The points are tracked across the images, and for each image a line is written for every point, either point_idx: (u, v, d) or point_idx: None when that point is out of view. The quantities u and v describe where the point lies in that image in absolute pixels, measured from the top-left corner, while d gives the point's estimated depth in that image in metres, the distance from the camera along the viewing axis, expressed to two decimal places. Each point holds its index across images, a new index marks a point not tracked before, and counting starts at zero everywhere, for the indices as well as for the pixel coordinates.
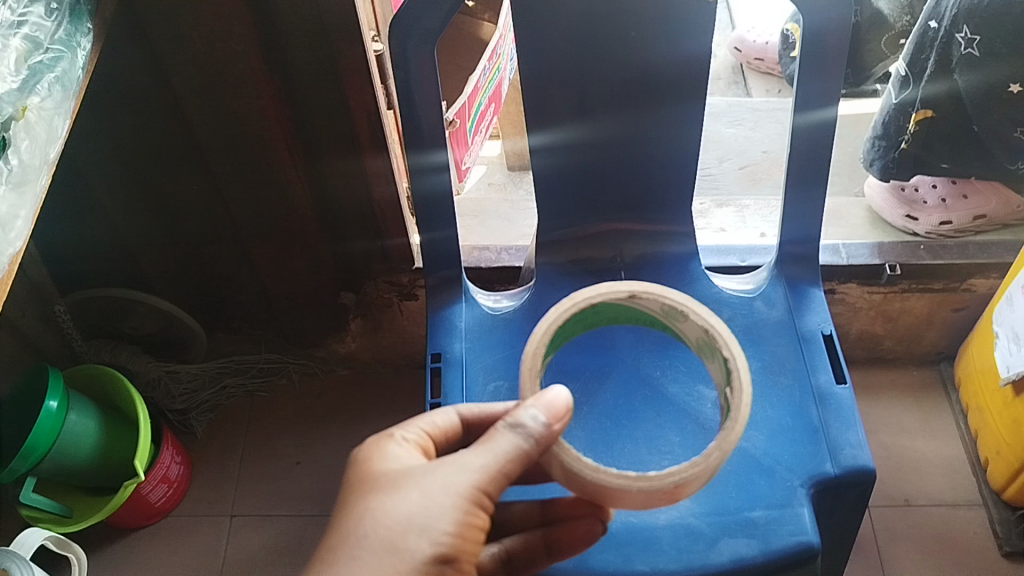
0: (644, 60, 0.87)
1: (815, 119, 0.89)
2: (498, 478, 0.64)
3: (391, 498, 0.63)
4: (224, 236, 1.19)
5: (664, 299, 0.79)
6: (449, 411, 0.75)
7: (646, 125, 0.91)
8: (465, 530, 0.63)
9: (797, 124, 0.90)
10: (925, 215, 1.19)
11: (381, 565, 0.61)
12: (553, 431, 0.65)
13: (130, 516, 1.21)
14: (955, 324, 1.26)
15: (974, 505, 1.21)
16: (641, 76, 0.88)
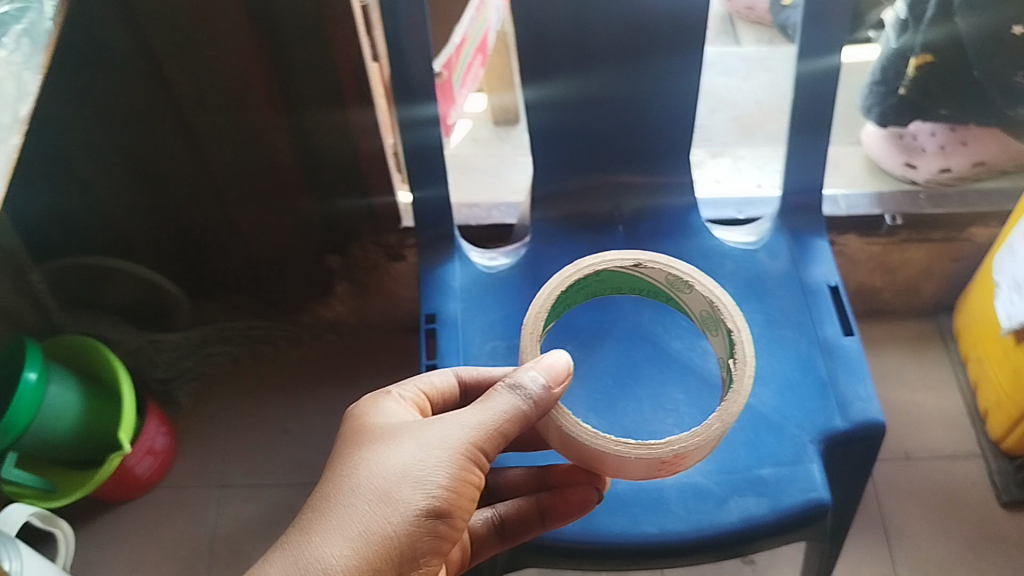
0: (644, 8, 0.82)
1: (819, 66, 0.86)
2: (497, 435, 0.65)
3: (390, 450, 0.65)
4: (207, 199, 1.14)
5: (668, 266, 0.78)
6: (448, 374, 0.77)
7: (644, 75, 0.87)
8: (460, 485, 0.64)
9: (799, 75, 0.86)
10: (924, 162, 1.16)
11: (374, 514, 0.61)
12: (552, 394, 0.67)
13: (116, 491, 1.19)
14: (954, 274, 1.25)
15: (973, 456, 1.20)
16: (642, 23, 0.83)
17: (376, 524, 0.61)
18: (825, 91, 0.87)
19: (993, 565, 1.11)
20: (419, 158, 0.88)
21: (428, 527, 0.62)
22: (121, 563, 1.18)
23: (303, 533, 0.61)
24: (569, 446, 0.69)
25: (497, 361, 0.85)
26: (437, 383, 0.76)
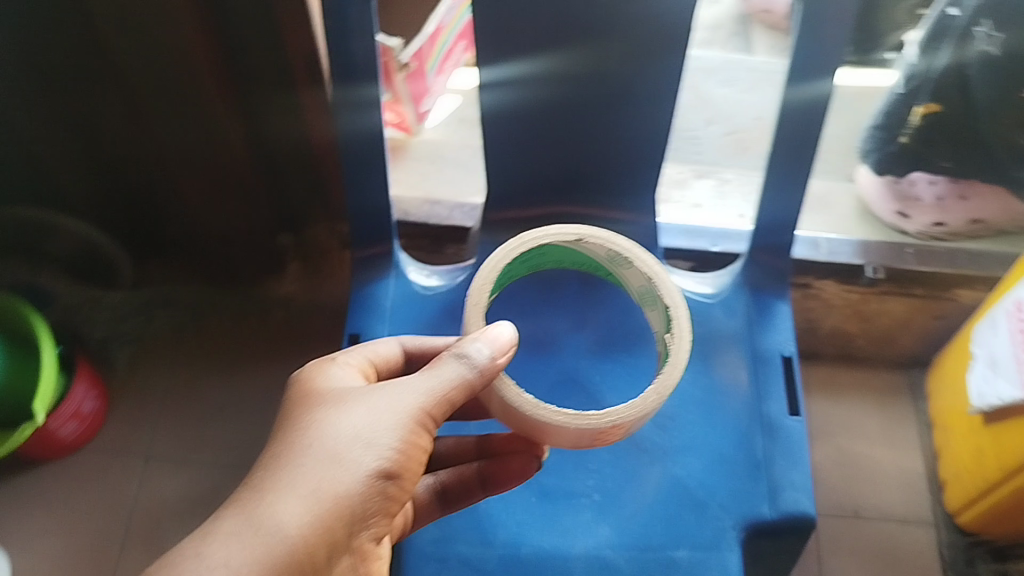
0: (614, 33, 0.75)
1: (805, 95, 0.76)
2: (446, 401, 0.59)
3: (338, 412, 0.59)
4: (151, 166, 1.09)
5: (609, 244, 0.69)
6: (391, 343, 0.71)
7: (611, 102, 0.80)
8: (410, 450, 0.59)
9: (786, 101, 0.76)
10: (918, 214, 1.09)
11: (322, 479, 0.56)
12: (496, 366, 0.60)
13: (36, 451, 1.13)
14: (935, 331, 1.18)
15: (925, 523, 1.15)
16: (613, 55, 0.77)
17: (325, 487, 0.56)
18: (812, 123, 0.77)
19: None
20: (360, 166, 0.81)
21: (378, 490, 0.58)
22: (34, 525, 1.14)
23: (252, 495, 0.56)
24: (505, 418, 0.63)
25: None
26: (382, 349, 0.70)
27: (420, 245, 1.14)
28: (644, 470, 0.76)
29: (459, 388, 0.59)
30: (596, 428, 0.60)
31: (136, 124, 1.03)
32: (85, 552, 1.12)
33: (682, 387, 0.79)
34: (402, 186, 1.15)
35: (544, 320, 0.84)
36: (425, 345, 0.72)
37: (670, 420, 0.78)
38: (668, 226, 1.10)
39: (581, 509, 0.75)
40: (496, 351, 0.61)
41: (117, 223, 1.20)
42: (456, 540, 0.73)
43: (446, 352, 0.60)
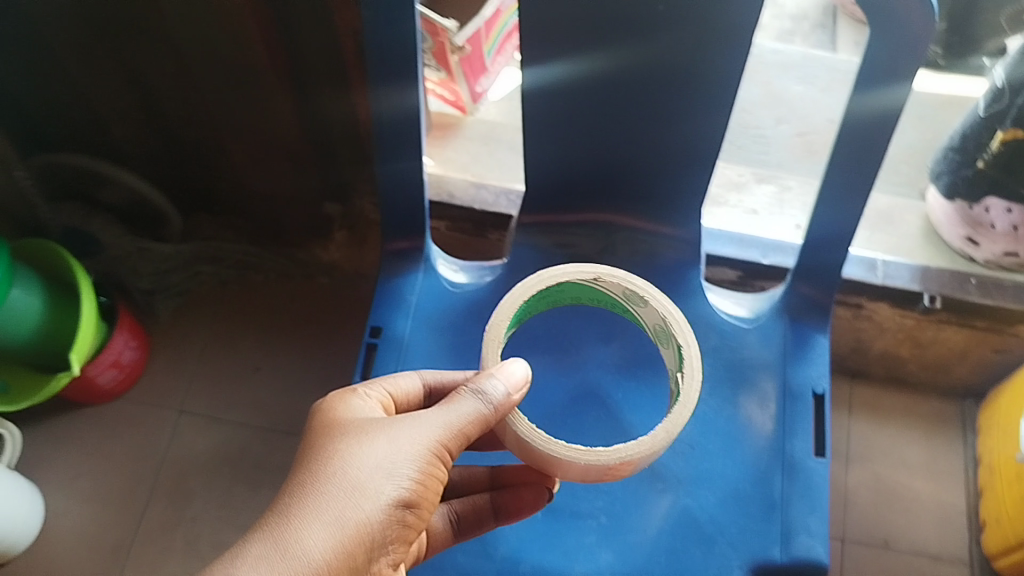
0: (664, 48, 0.71)
1: (873, 105, 0.69)
2: (464, 435, 0.58)
3: (358, 445, 0.57)
4: (204, 120, 1.08)
5: (624, 282, 0.67)
6: (412, 376, 0.67)
7: (656, 110, 0.76)
8: (428, 482, 0.57)
9: (851, 107, 0.69)
10: (988, 241, 1.03)
11: (341, 511, 0.54)
12: (512, 402, 0.59)
13: (78, 396, 1.16)
14: (993, 365, 1.12)
15: (959, 562, 1.10)
16: (665, 67, 0.73)
17: (347, 515, 0.54)
18: (875, 140, 0.71)
19: None
20: (394, 160, 0.79)
21: (398, 519, 0.56)
22: (69, 466, 1.16)
23: (276, 523, 0.54)
24: (521, 455, 0.61)
25: None
26: (403, 382, 0.66)
27: (463, 227, 1.11)
28: (655, 497, 0.73)
29: (475, 424, 0.58)
30: (605, 465, 0.59)
31: (186, 77, 1.01)
32: (114, 497, 1.15)
33: (705, 414, 0.77)
34: (449, 167, 1.12)
35: (570, 328, 0.82)
36: (445, 377, 0.67)
37: (690, 447, 0.75)
38: (717, 233, 1.07)
39: (586, 533, 0.73)
40: (511, 387, 0.59)
41: (168, 175, 1.19)
42: (456, 550, 0.72)
43: (463, 387, 0.59)
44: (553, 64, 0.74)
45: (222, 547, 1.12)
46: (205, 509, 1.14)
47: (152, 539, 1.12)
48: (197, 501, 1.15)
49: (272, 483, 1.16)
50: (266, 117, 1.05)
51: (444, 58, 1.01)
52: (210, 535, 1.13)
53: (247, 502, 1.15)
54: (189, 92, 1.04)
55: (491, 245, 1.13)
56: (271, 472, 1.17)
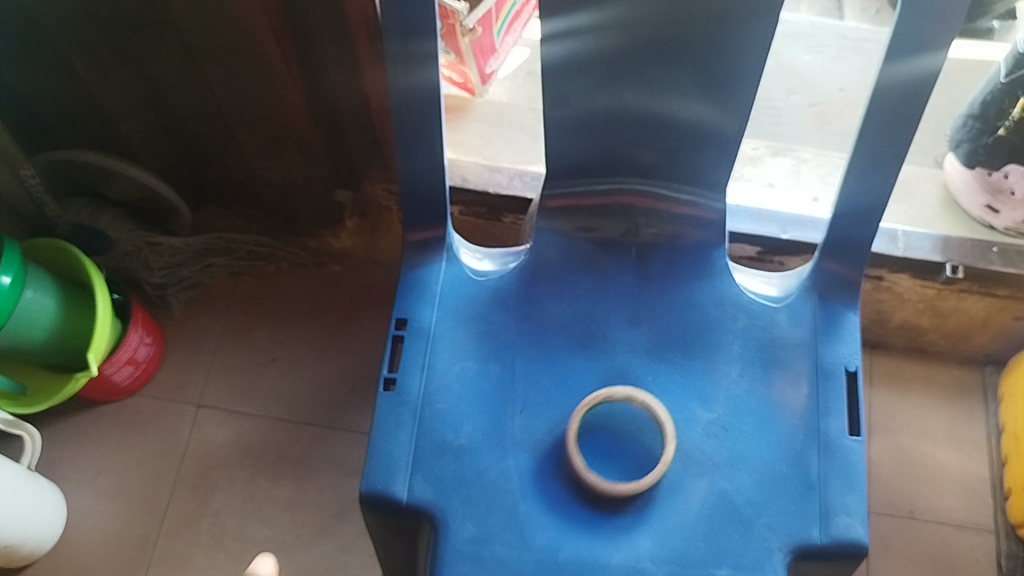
0: (688, 106, 0.76)
1: (907, 73, 0.68)
2: None
3: None
4: (213, 114, 1.07)
5: None
6: None
7: (679, 153, 0.80)
8: None
9: (882, 79, 0.69)
10: (1008, 208, 1.03)
11: None
12: None
13: (94, 395, 1.15)
14: (1014, 332, 1.12)
15: (983, 530, 1.10)
16: (688, 112, 0.76)
17: None
18: (911, 103, 0.70)
19: None
20: (414, 150, 0.78)
21: None
22: (89, 465, 1.16)
23: None
24: None
25: (463, 385, 0.77)
26: None
27: (478, 212, 1.10)
28: (691, 482, 0.73)
29: None
30: None
31: (193, 71, 1.00)
32: (136, 494, 1.14)
33: (737, 396, 0.76)
34: (462, 150, 1.11)
35: (597, 312, 0.81)
36: None
37: (723, 431, 0.75)
38: (736, 208, 1.05)
39: (623, 519, 0.72)
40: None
41: (178, 171, 1.19)
42: (495, 541, 0.71)
43: None
44: (575, 50, 0.73)
45: (248, 540, 1.12)
46: (229, 503, 1.14)
47: (176, 534, 1.12)
48: (221, 495, 1.14)
49: (294, 474, 1.15)
50: (275, 111, 1.04)
51: (455, 41, 1.00)
52: (235, 529, 1.12)
53: (271, 494, 1.14)
54: (196, 81, 1.02)
55: (506, 230, 1.12)
56: (293, 463, 1.16)
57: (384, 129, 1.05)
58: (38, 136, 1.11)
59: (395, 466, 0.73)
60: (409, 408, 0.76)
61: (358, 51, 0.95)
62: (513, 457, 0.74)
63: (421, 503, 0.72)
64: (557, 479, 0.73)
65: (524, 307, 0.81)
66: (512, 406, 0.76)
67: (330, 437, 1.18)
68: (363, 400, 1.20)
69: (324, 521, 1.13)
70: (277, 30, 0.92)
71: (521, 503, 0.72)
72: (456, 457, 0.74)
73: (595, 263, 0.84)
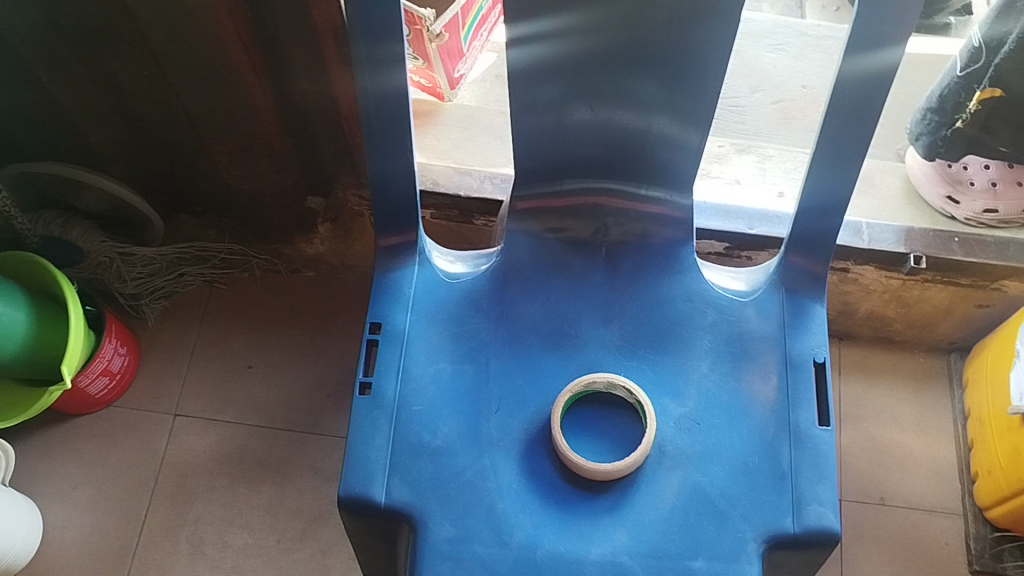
0: (654, 121, 0.79)
1: (866, 69, 0.70)
2: None
3: None
4: (183, 124, 1.07)
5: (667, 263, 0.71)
6: None
7: (647, 164, 0.83)
8: None
9: (842, 75, 0.71)
10: (968, 199, 1.06)
11: None
12: None
13: (70, 407, 1.15)
14: (977, 319, 1.14)
15: (952, 514, 1.12)
16: (654, 114, 0.78)
17: None
18: (870, 98, 0.72)
19: None
20: (384, 155, 0.79)
21: None
22: (65, 477, 1.15)
23: None
24: None
25: (438, 387, 0.78)
26: None
27: (449, 215, 1.11)
28: (665, 476, 0.74)
29: None
30: None
31: (161, 81, 1.00)
32: (114, 505, 1.14)
33: (708, 389, 0.78)
34: (432, 154, 1.12)
35: (569, 311, 0.82)
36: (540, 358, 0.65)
37: (695, 424, 0.76)
38: (704, 205, 1.07)
39: (598, 514, 0.73)
40: None
41: (150, 180, 1.19)
42: (474, 540, 0.72)
43: None
44: (541, 55, 0.74)
45: (228, 548, 1.12)
46: (208, 511, 1.14)
47: (155, 545, 1.12)
48: (199, 503, 1.14)
49: (273, 480, 1.16)
50: (246, 119, 1.04)
51: (423, 47, 1.01)
52: (215, 537, 1.12)
53: (250, 501, 1.15)
54: (164, 91, 1.02)
55: (478, 232, 1.13)
56: (272, 469, 1.17)
57: (354, 135, 1.06)
58: (6, 149, 1.11)
59: (373, 470, 0.74)
60: (385, 411, 0.77)
61: (327, 58, 0.95)
62: (490, 456, 0.75)
63: (400, 505, 0.73)
64: (533, 477, 0.74)
65: (497, 308, 0.82)
66: (487, 406, 0.77)
67: (308, 443, 1.18)
68: (340, 404, 1.21)
69: (303, 526, 1.13)
70: (244, 39, 0.93)
71: (499, 502, 0.73)
72: (433, 459, 0.75)
73: (566, 263, 0.85)
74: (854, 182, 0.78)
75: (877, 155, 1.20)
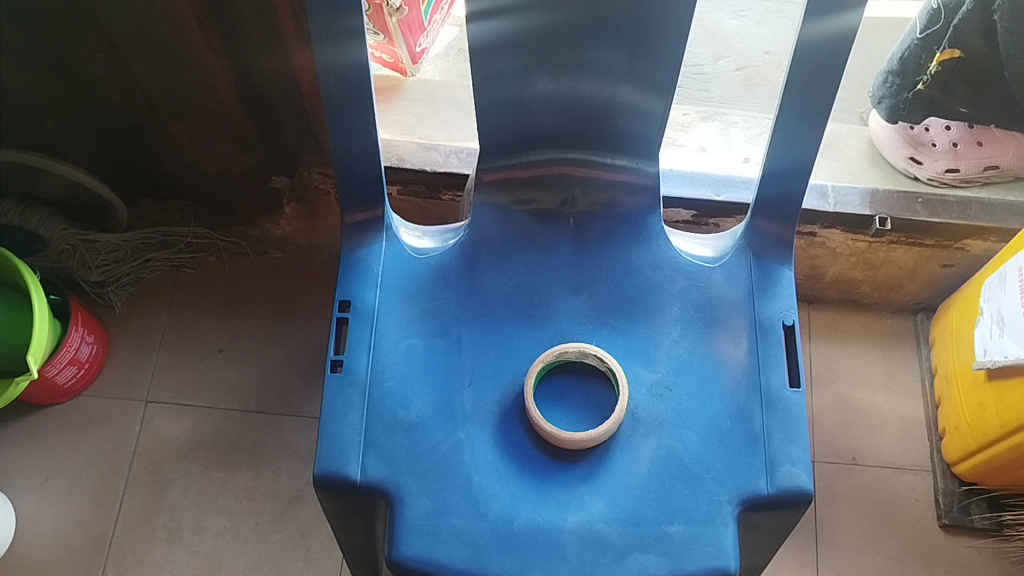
0: (617, 90, 0.79)
1: (826, 32, 0.70)
2: None
3: None
4: (142, 106, 1.06)
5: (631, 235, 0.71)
6: None
7: (611, 133, 0.83)
8: None
9: (802, 40, 0.71)
10: (930, 159, 1.07)
11: None
12: None
13: (38, 397, 1.14)
14: (942, 279, 1.16)
15: (921, 471, 1.14)
16: (617, 85, 0.78)
17: None
18: (830, 62, 0.72)
19: None
20: (347, 130, 0.78)
21: None
22: (37, 468, 1.14)
23: None
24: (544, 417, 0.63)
25: (410, 362, 0.78)
26: None
27: (416, 191, 1.10)
28: (639, 442, 0.74)
29: None
30: None
31: (116, 62, 0.99)
32: (87, 494, 1.13)
33: (679, 355, 0.78)
34: (396, 130, 1.11)
35: (538, 283, 0.82)
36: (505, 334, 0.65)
37: (667, 391, 0.77)
38: (670, 172, 1.08)
39: (574, 483, 0.73)
40: None
41: (112, 164, 1.17)
42: (450, 513, 0.72)
43: None
44: (502, 28, 0.74)
45: (205, 532, 1.11)
46: (183, 497, 1.13)
47: (132, 532, 1.11)
48: (175, 489, 1.14)
49: (249, 463, 1.15)
50: (205, 99, 1.03)
51: (383, 21, 1.01)
52: (192, 522, 1.12)
53: (226, 485, 1.14)
54: (120, 71, 1.01)
55: (445, 207, 1.12)
56: (247, 452, 1.16)
57: (316, 113, 1.04)
58: None
59: (347, 448, 0.74)
60: (357, 388, 0.76)
61: (286, 36, 0.94)
62: (464, 430, 0.75)
63: (375, 482, 0.73)
64: (507, 448, 0.75)
65: (467, 283, 0.82)
66: (460, 379, 0.77)
67: (282, 424, 1.18)
68: (313, 385, 1.20)
69: (281, 507, 1.13)
70: (201, 18, 0.91)
71: (474, 475, 0.73)
72: (407, 434, 0.75)
73: (534, 235, 0.85)
74: (817, 146, 0.78)
75: (841, 119, 1.21)
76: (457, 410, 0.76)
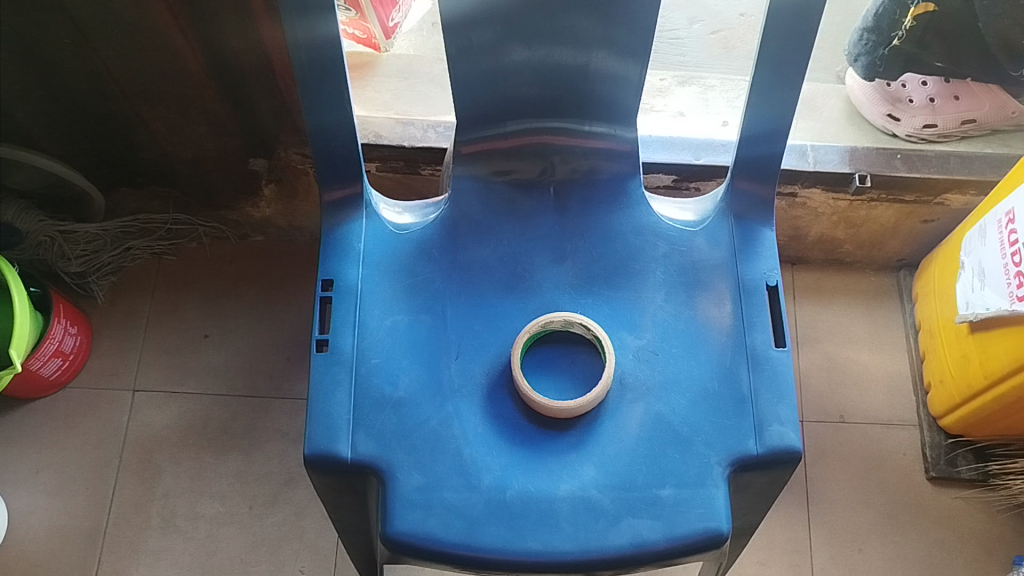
0: (593, 56, 0.78)
1: None
2: None
3: None
4: (112, 93, 1.04)
5: None
6: None
7: (589, 100, 0.83)
8: None
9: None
10: (908, 115, 1.08)
11: None
12: None
13: (24, 391, 1.13)
14: (923, 234, 1.17)
15: (909, 425, 1.15)
16: (592, 52, 0.78)
17: None
18: (804, 22, 0.72)
19: (911, 543, 1.09)
20: (322, 106, 0.77)
21: None
22: (26, 462, 1.13)
23: None
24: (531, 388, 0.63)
25: (396, 338, 0.78)
26: None
27: (395, 167, 1.09)
28: (628, 408, 0.75)
29: None
30: None
31: (84, 48, 0.97)
32: (79, 487, 1.12)
33: (664, 320, 0.79)
34: (372, 107, 1.10)
35: (521, 254, 0.82)
36: None
37: (654, 356, 0.77)
38: (649, 139, 1.07)
39: (564, 452, 0.73)
40: None
41: (85, 154, 1.16)
42: (442, 487, 0.72)
43: None
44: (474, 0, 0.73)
45: (200, 518, 1.11)
46: (175, 484, 1.13)
47: (125, 523, 1.11)
48: (167, 477, 1.13)
49: (240, 447, 1.15)
50: (177, 82, 1.01)
51: None
52: (186, 509, 1.12)
53: (218, 470, 1.14)
54: (89, 57, 0.99)
55: (425, 182, 1.12)
56: (237, 436, 1.16)
57: (291, 92, 1.03)
58: None
59: (336, 426, 0.74)
60: (343, 366, 0.76)
61: (257, 16, 0.93)
62: (453, 403, 0.75)
63: (366, 459, 0.73)
64: (496, 420, 0.75)
65: (449, 257, 0.81)
66: (446, 353, 0.77)
67: (271, 407, 1.17)
68: (301, 366, 1.20)
69: (274, 490, 1.13)
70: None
71: (465, 447, 0.73)
72: (396, 410, 0.75)
73: (516, 206, 0.84)
74: (793, 106, 0.78)
75: (818, 79, 1.21)
76: (444, 386, 0.76)
